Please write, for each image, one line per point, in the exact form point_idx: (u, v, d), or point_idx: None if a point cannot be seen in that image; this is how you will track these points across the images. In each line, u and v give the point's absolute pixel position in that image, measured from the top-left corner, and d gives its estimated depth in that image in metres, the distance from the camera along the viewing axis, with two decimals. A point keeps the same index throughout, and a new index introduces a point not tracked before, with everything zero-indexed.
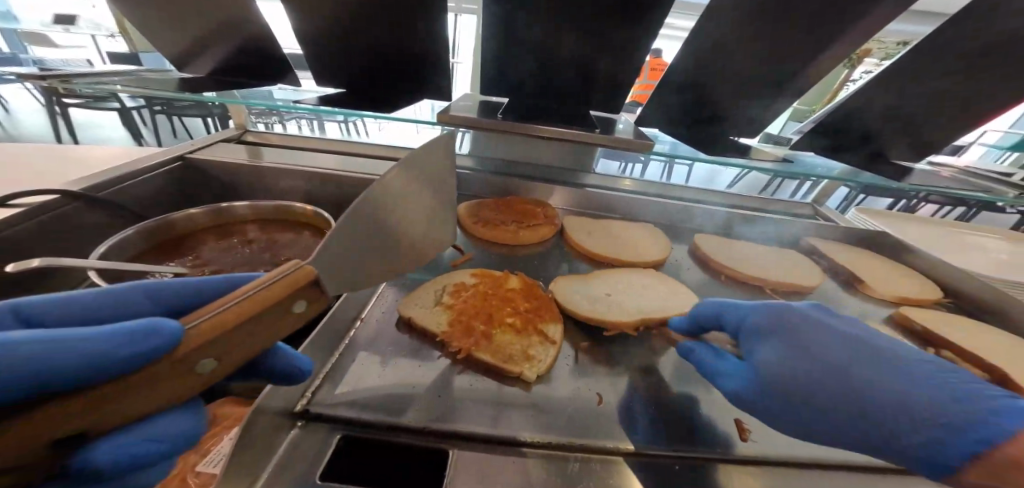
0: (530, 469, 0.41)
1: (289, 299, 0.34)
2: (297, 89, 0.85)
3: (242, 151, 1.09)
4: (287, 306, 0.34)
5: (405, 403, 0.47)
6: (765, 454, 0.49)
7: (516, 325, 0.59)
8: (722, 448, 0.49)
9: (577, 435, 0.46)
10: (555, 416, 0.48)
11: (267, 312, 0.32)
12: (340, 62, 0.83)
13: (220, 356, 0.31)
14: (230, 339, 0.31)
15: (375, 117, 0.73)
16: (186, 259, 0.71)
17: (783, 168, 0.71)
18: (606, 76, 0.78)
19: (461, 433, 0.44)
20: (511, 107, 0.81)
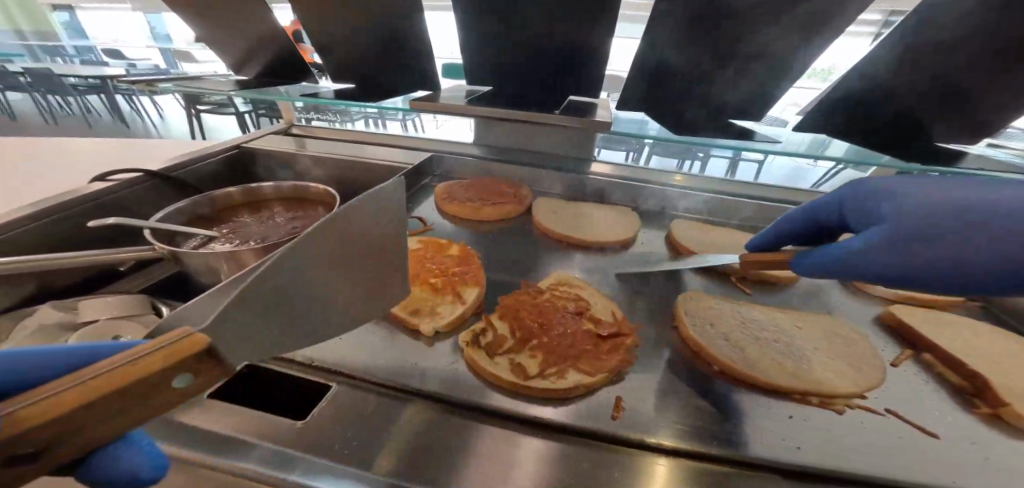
0: (388, 417, 0.40)
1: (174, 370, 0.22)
2: (313, 86, 0.97)
3: (284, 141, 1.29)
4: (173, 376, 0.23)
5: (304, 343, 0.50)
6: (689, 443, 0.39)
7: (436, 285, 0.59)
8: (631, 426, 0.40)
9: (454, 391, 0.43)
10: (438, 372, 0.46)
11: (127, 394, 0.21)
12: (344, 63, 0.94)
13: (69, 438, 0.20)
14: (54, 436, 0.19)
15: (363, 107, 0.83)
16: (220, 226, 0.88)
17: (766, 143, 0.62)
18: (580, 62, 0.76)
19: (343, 372, 0.45)
20: (486, 95, 0.85)
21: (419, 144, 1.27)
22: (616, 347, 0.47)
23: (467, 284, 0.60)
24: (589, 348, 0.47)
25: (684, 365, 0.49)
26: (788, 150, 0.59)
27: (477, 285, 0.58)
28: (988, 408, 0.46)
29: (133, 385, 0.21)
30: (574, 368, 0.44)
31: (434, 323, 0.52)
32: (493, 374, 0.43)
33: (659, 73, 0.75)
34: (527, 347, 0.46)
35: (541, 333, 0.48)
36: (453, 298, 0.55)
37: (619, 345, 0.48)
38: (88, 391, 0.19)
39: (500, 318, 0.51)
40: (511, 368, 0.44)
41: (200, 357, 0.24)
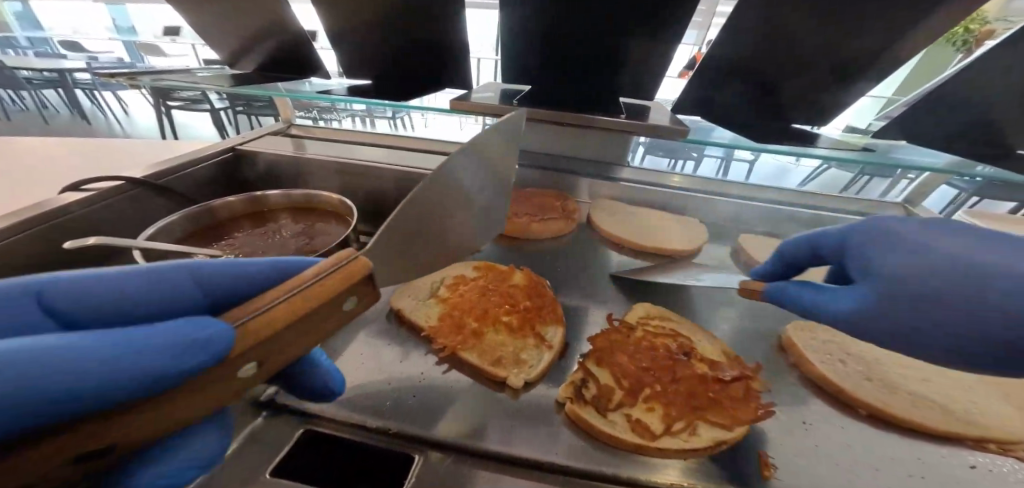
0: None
1: (336, 297, 0.30)
2: (325, 82, 0.86)
3: (285, 143, 1.16)
4: (341, 301, 0.31)
5: (371, 402, 0.42)
6: None
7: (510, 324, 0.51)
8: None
9: (575, 457, 0.35)
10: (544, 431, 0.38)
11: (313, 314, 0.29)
12: (364, 57, 0.83)
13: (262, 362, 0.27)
14: (269, 349, 0.27)
15: (392, 107, 0.72)
16: (222, 244, 0.76)
17: (877, 155, 0.55)
18: (643, 56, 0.68)
19: (432, 438, 0.38)
20: (530, 96, 0.76)
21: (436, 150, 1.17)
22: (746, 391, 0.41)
23: (545, 321, 0.52)
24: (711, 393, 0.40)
25: (815, 427, 0.43)
26: (900, 162, 0.54)
27: (559, 322, 0.51)
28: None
29: (318, 307, 0.29)
30: (704, 417, 0.37)
31: (523, 373, 0.44)
32: (616, 437, 0.35)
33: (731, 72, 0.68)
34: (641, 397, 0.39)
35: (655, 376, 0.41)
36: (537, 342, 0.48)
37: (746, 390, 0.41)
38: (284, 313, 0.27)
39: (592, 360, 0.43)
40: (629, 424, 0.36)
41: (363, 288, 0.33)
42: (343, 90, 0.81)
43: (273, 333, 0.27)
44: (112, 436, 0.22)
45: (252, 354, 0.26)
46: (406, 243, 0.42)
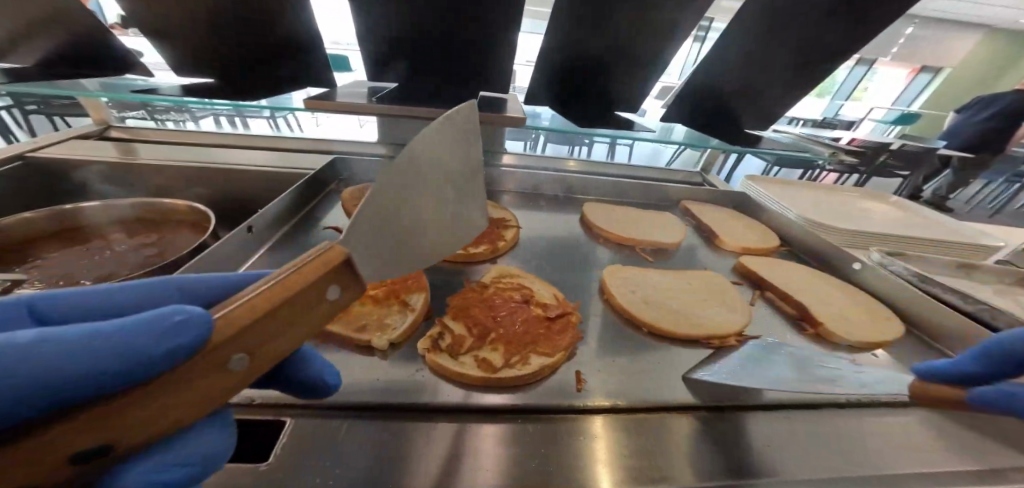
0: (331, 435, 0.37)
1: (322, 282, 0.27)
2: (149, 78, 0.75)
3: (105, 148, 0.97)
4: (321, 290, 0.27)
5: None
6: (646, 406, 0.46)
7: (375, 296, 0.55)
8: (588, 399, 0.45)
9: (402, 396, 0.42)
10: (379, 384, 0.43)
11: (293, 304, 0.25)
12: (198, 54, 0.76)
13: (253, 351, 0.23)
14: (262, 331, 0.23)
15: (238, 105, 0.69)
16: (35, 268, 0.62)
17: (647, 135, 0.79)
18: (487, 55, 0.78)
19: (270, 404, 0.39)
20: (392, 93, 0.81)
21: (308, 146, 1.12)
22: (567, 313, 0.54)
23: (408, 288, 0.57)
24: (544, 333, 0.51)
25: (626, 344, 0.58)
26: (661, 139, 0.79)
27: (423, 288, 0.57)
28: (813, 329, 0.66)
29: (290, 300, 0.25)
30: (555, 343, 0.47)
31: (385, 336, 0.49)
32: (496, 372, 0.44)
33: (559, 72, 0.87)
34: (490, 341, 0.48)
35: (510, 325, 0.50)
36: (401, 307, 0.53)
37: (568, 324, 0.53)
38: (257, 303, 0.23)
39: (453, 320, 0.51)
40: (478, 364, 0.45)
41: (336, 273, 0.28)
42: (174, 87, 0.73)
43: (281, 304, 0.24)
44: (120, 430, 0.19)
45: (238, 344, 0.22)
46: (378, 218, 0.35)
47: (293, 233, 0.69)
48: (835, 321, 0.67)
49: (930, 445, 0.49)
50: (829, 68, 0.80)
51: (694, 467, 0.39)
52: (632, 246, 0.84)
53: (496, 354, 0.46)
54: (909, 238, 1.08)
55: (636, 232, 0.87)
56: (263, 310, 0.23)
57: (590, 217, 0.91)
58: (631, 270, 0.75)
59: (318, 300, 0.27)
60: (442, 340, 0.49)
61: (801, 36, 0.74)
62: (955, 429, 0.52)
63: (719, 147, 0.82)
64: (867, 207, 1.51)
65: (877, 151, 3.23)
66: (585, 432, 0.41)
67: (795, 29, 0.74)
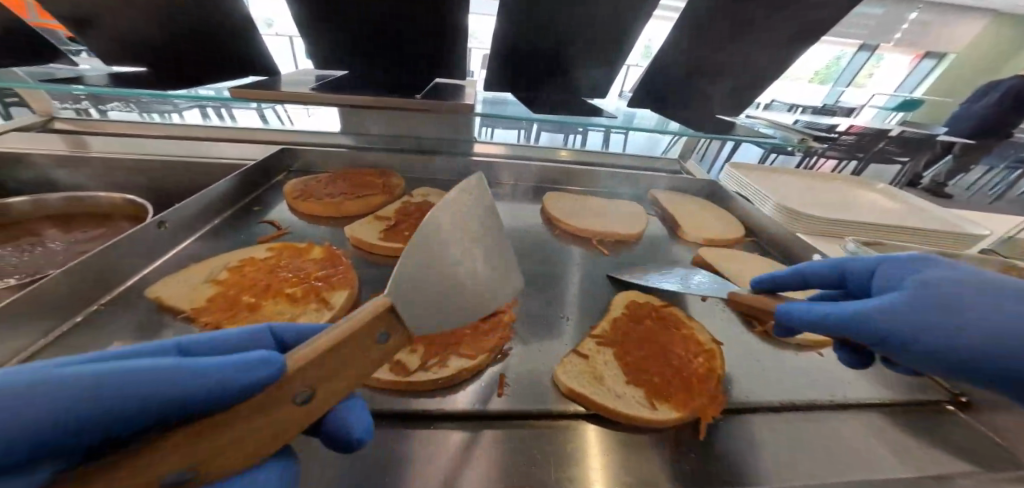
0: None
1: (369, 332, 0.29)
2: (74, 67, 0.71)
3: (50, 140, 0.94)
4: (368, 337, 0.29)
5: None
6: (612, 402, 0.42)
7: (294, 295, 0.51)
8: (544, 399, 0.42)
9: None
10: None
11: (347, 352, 0.27)
12: (127, 42, 0.71)
13: (311, 390, 0.25)
14: (323, 372, 0.26)
15: (164, 94, 0.65)
16: None
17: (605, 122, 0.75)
18: (436, 38, 0.74)
19: None
20: (337, 80, 0.76)
21: (266, 136, 1.07)
22: (685, 327, 0.53)
23: (334, 286, 0.53)
24: (471, 332, 0.47)
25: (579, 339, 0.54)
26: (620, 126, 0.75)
27: (348, 286, 0.53)
28: (761, 327, 0.62)
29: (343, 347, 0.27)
30: (720, 402, 0.43)
31: None
32: (582, 395, 0.42)
33: (518, 54, 0.82)
34: (408, 342, 0.44)
35: (607, 349, 0.49)
36: (319, 307, 0.49)
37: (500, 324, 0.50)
38: (320, 347, 0.25)
39: None
40: (391, 367, 0.41)
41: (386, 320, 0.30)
42: (100, 75, 0.69)
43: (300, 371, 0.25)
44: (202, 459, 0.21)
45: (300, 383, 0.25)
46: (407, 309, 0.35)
47: (227, 228, 0.66)
48: (782, 318, 0.64)
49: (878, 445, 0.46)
50: (801, 49, 0.75)
51: (654, 475, 0.36)
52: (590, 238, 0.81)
53: (415, 356, 0.42)
54: (889, 227, 1.04)
55: (594, 223, 0.85)
56: (317, 355, 0.25)
57: (550, 208, 0.88)
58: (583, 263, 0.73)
59: (363, 347, 0.28)
60: None
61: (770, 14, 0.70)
62: (903, 430, 0.49)
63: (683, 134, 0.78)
64: (855, 195, 1.46)
65: (875, 137, 3.16)
66: (540, 438, 0.38)
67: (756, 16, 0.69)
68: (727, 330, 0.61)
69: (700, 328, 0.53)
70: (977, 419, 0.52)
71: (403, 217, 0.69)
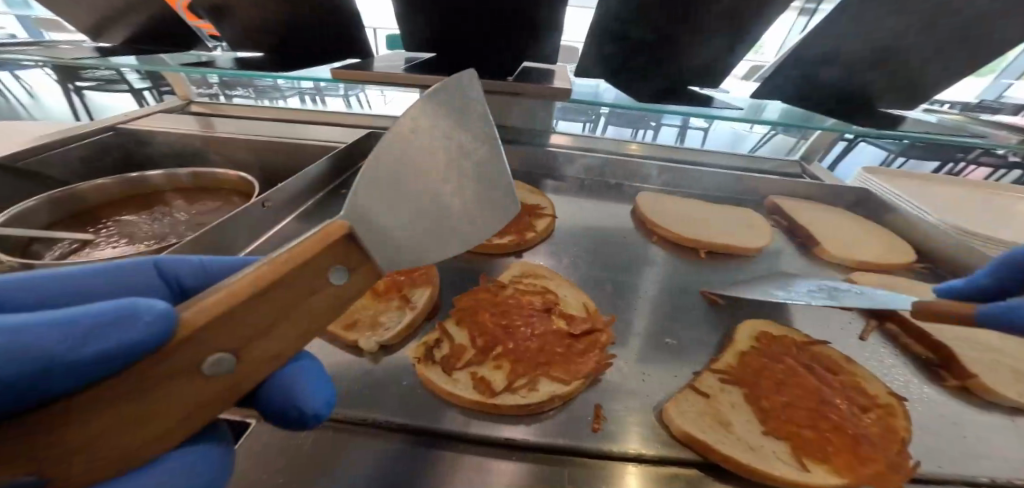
0: (319, 455, 0.32)
1: (326, 261, 0.24)
2: (204, 54, 0.78)
3: (186, 121, 1.07)
4: (324, 268, 0.24)
5: None
6: (758, 466, 0.31)
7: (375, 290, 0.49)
8: (660, 446, 0.33)
9: (406, 411, 0.35)
10: (376, 390, 0.37)
11: (293, 285, 0.23)
12: (245, 30, 0.76)
13: (240, 348, 0.21)
14: (253, 321, 0.21)
15: (273, 77, 0.68)
16: (105, 228, 0.69)
17: (727, 112, 0.62)
18: (532, 17, 0.67)
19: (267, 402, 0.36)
20: (426, 63, 0.74)
21: (355, 121, 1.11)
22: (846, 374, 0.40)
23: (413, 284, 0.50)
24: (564, 350, 0.40)
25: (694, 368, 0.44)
26: (748, 117, 0.61)
27: (428, 285, 0.49)
28: (957, 380, 0.46)
29: (290, 279, 0.22)
30: (908, 472, 0.30)
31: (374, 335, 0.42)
32: (703, 443, 0.32)
33: (621, 35, 0.72)
34: (494, 355, 0.39)
35: (734, 388, 0.38)
36: (399, 304, 0.46)
37: (595, 343, 0.42)
38: (250, 281, 0.21)
39: (456, 324, 0.43)
40: (475, 383, 0.37)
41: (347, 250, 0.25)
42: (223, 60, 0.75)
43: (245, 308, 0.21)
44: (118, 418, 0.19)
45: (228, 333, 0.21)
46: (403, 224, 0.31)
47: (318, 209, 0.67)
48: (991, 374, 0.46)
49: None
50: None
51: None
52: (696, 248, 0.70)
53: (499, 374, 0.37)
54: None
55: (704, 229, 0.72)
56: (250, 294, 0.21)
57: (643, 209, 0.77)
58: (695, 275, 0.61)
59: (325, 287, 0.24)
60: (439, 349, 0.41)
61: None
62: None
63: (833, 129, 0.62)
64: None
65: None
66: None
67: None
68: (894, 379, 0.47)
69: (867, 378, 0.39)
70: None
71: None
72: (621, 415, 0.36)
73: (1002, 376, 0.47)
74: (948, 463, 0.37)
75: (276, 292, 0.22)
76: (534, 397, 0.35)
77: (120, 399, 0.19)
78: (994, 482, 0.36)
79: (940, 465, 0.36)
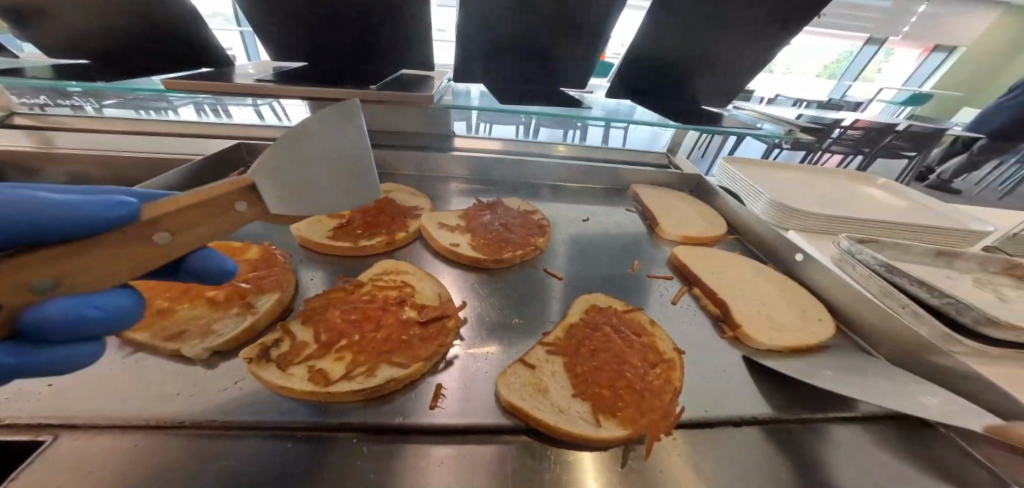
0: (132, 473, 0.31)
1: (221, 195, 0.29)
2: (14, 60, 0.67)
3: (15, 137, 0.92)
4: (224, 203, 0.29)
5: None
6: (561, 420, 0.37)
7: (219, 296, 0.47)
8: (486, 417, 0.38)
9: (240, 418, 0.36)
10: (209, 404, 0.37)
11: (205, 208, 0.29)
12: (67, 35, 0.67)
13: (173, 235, 0.28)
14: (187, 224, 0.28)
15: (104, 87, 0.61)
16: None
17: (576, 114, 0.71)
18: (396, 28, 0.70)
19: (76, 421, 0.35)
20: (297, 71, 0.73)
21: (236, 130, 1.03)
22: (648, 335, 0.49)
23: (263, 287, 0.48)
24: (408, 338, 0.43)
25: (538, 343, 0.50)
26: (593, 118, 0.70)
27: (277, 289, 0.47)
28: (732, 332, 0.58)
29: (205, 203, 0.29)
30: (674, 416, 0.38)
31: (209, 342, 0.42)
32: (521, 411, 0.37)
33: (488, 46, 0.78)
34: (336, 349, 0.41)
35: (559, 358, 0.45)
36: (241, 309, 0.45)
37: (443, 329, 0.45)
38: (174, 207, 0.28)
39: (303, 325, 0.44)
40: (312, 376, 0.38)
41: (247, 192, 0.31)
42: (40, 68, 0.65)
43: (176, 211, 0.28)
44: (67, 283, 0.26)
45: (161, 235, 0.28)
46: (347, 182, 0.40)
47: None
48: (753, 322, 0.59)
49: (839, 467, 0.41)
50: (788, 36, 0.72)
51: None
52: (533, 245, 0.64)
53: (340, 367, 0.39)
54: (883, 223, 0.99)
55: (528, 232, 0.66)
56: (177, 209, 0.28)
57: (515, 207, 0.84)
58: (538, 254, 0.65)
59: (227, 209, 0.30)
60: (280, 347, 0.41)
61: (748, 8, 0.67)
62: (877, 443, 0.45)
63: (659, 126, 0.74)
64: (855, 190, 1.40)
65: (882, 130, 3.09)
66: (463, 461, 0.34)
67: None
68: (694, 334, 0.58)
69: (662, 336, 0.49)
70: (960, 436, 0.47)
71: (359, 214, 0.63)
72: (456, 394, 0.40)
73: (769, 323, 0.60)
74: (716, 392, 0.47)
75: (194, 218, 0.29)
76: (372, 385, 0.37)
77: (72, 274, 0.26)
78: (743, 400, 0.47)
79: (708, 397, 0.46)
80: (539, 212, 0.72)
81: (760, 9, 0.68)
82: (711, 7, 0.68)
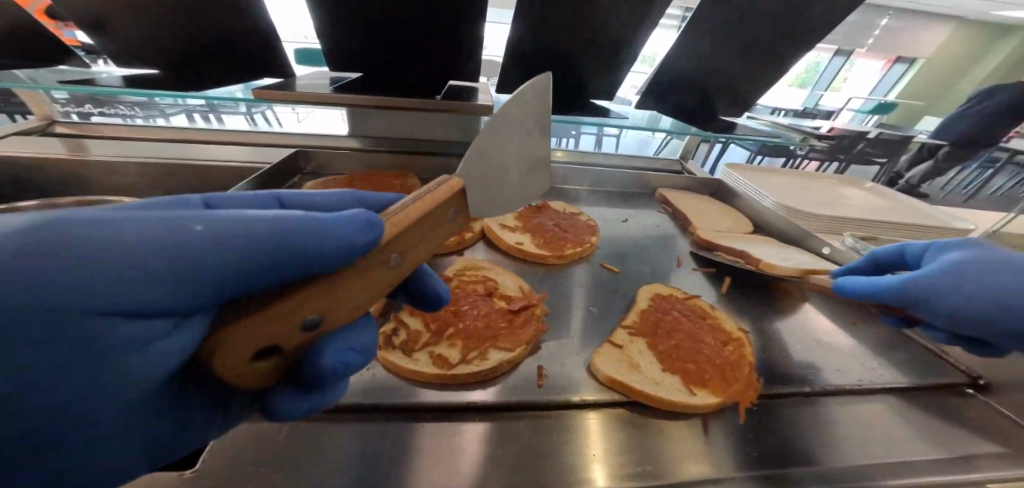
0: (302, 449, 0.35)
1: (441, 208, 0.34)
2: (84, 70, 0.69)
3: (52, 142, 0.92)
4: (441, 212, 0.35)
5: None
6: (662, 392, 0.42)
7: None
8: (595, 393, 0.43)
9: (380, 400, 0.40)
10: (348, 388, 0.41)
11: (426, 223, 0.33)
12: (139, 46, 0.70)
13: (401, 254, 0.32)
14: (409, 238, 0.32)
15: (182, 96, 0.64)
16: None
17: (618, 122, 0.78)
18: (452, 42, 0.75)
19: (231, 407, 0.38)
20: (355, 82, 0.78)
21: (275, 138, 1.06)
22: (712, 318, 0.54)
23: None
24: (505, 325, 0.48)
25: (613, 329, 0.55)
26: (635, 126, 0.77)
27: None
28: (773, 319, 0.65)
29: (424, 219, 0.33)
30: (755, 385, 0.44)
31: None
32: (623, 384, 0.42)
33: (530, 60, 0.85)
34: (447, 337, 0.45)
35: (640, 339, 0.50)
36: None
37: (531, 317, 0.50)
38: (402, 217, 0.31)
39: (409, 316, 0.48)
40: (432, 360, 0.43)
41: (456, 199, 0.36)
42: (113, 77, 0.68)
43: (409, 226, 0.32)
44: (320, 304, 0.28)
45: (395, 246, 0.32)
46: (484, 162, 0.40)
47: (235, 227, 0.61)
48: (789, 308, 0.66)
49: (895, 430, 0.47)
50: (800, 53, 0.81)
51: (711, 459, 0.38)
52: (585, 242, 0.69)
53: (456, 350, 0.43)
54: (880, 222, 1.09)
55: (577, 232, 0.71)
56: (407, 224, 0.32)
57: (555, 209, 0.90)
58: (592, 252, 0.70)
59: (445, 222, 0.35)
60: (395, 337, 0.46)
61: (767, 30, 0.76)
62: (920, 407, 0.51)
63: (691, 133, 0.81)
64: (846, 193, 1.52)
65: (858, 137, 3.32)
66: (582, 431, 0.39)
67: (754, 22, 0.75)
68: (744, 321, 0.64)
69: (724, 319, 0.54)
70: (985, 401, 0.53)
71: (428, 217, 0.67)
72: (561, 376, 0.45)
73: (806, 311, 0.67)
74: (779, 370, 0.53)
75: (417, 228, 0.33)
76: (489, 366, 0.42)
77: (327, 288, 0.29)
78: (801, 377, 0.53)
79: (774, 375, 0.52)
80: (586, 213, 0.77)
81: (777, 31, 0.76)
82: (733, 31, 0.77)
